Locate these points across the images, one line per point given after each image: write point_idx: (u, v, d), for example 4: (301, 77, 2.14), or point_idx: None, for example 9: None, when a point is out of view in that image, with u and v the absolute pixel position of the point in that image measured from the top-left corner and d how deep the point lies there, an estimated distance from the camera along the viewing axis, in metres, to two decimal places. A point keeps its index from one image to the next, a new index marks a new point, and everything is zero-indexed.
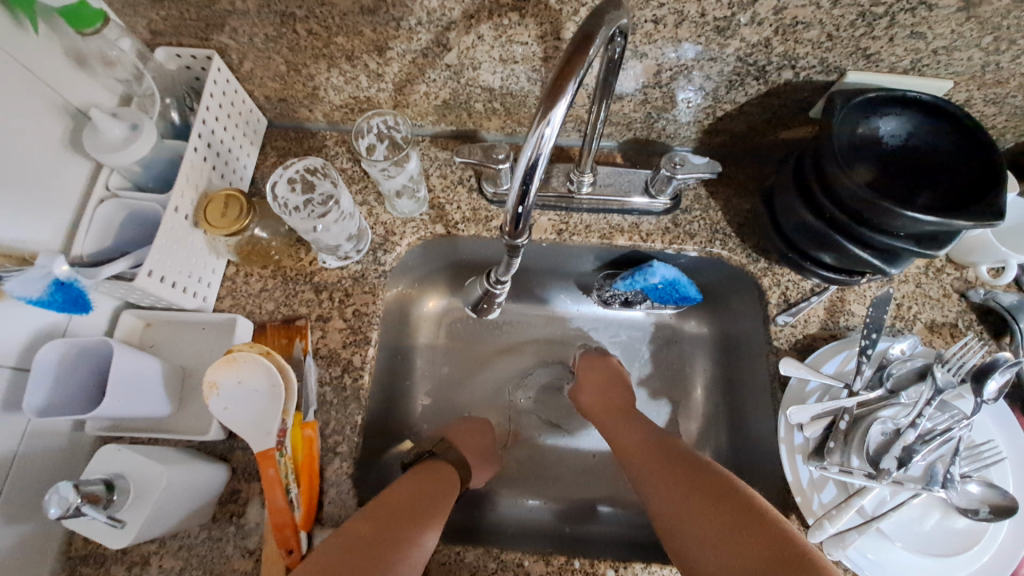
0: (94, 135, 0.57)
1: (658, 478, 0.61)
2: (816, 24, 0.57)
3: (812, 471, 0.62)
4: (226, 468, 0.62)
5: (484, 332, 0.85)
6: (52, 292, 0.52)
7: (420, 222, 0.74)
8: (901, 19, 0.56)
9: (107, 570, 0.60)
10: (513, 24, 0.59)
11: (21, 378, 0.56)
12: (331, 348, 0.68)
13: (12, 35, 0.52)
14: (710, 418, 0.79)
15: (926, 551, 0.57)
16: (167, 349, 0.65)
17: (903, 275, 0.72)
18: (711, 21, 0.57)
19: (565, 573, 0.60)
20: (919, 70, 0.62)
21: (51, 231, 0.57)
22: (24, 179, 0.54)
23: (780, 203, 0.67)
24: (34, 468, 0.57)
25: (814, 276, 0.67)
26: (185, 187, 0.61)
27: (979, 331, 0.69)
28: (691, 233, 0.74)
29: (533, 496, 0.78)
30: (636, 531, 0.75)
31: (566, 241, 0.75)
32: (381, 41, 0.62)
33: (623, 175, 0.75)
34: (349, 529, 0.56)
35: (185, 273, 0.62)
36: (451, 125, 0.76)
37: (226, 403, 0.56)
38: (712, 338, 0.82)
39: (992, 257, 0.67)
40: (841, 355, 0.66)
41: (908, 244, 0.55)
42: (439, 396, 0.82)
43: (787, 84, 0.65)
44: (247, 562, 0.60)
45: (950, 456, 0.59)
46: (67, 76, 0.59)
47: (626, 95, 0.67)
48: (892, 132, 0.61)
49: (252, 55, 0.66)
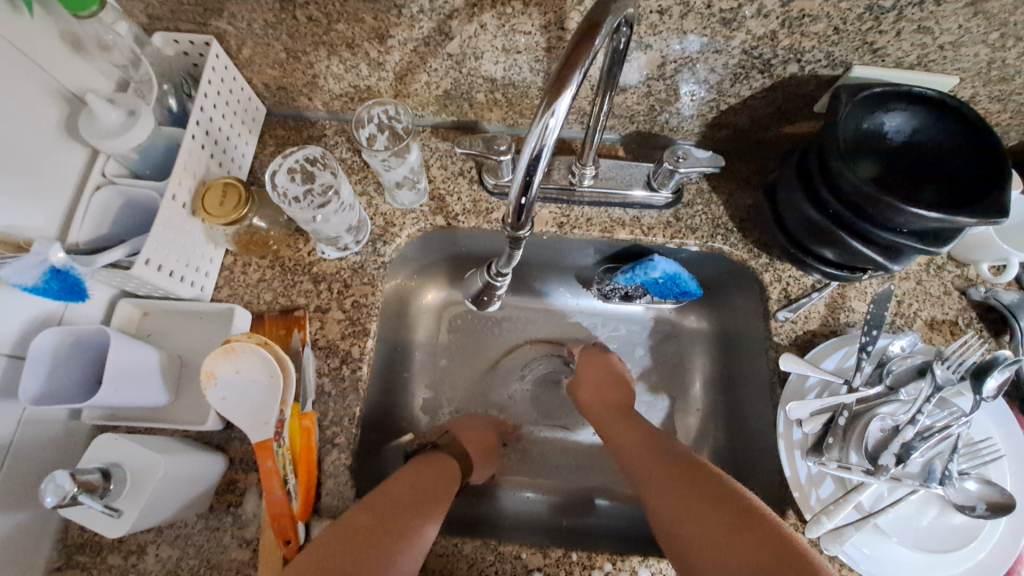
0: (91, 121, 0.56)
1: (657, 478, 0.61)
2: (823, 17, 0.56)
3: (811, 467, 0.62)
4: (224, 459, 0.62)
5: (484, 325, 0.85)
6: (47, 280, 0.51)
7: (421, 213, 0.74)
8: (908, 13, 0.55)
9: (103, 558, 0.59)
10: (516, 12, 0.58)
11: (16, 366, 0.55)
12: (329, 340, 0.67)
13: (8, 19, 0.52)
14: (709, 413, 0.79)
15: (922, 546, 0.58)
16: (165, 338, 0.65)
17: (905, 272, 0.72)
18: (717, 12, 0.56)
19: (562, 565, 0.60)
20: (925, 65, 0.61)
21: (46, 218, 0.57)
22: (18, 163, 0.53)
23: (783, 198, 0.66)
24: (30, 456, 0.56)
25: (815, 272, 0.67)
26: (183, 175, 0.60)
27: (979, 329, 0.69)
28: (692, 227, 0.74)
29: (531, 488, 0.78)
30: (632, 523, 0.75)
31: (567, 234, 0.74)
32: (382, 29, 0.61)
33: (625, 168, 0.74)
34: (350, 519, 0.55)
35: (183, 262, 0.62)
36: (452, 116, 0.76)
37: (224, 394, 0.56)
38: (712, 333, 0.82)
39: (993, 255, 0.67)
40: (841, 352, 0.66)
41: (910, 241, 0.55)
42: (437, 389, 0.82)
43: (792, 78, 0.65)
44: (245, 551, 0.60)
45: (948, 453, 0.59)
46: (61, 59, 0.58)
47: (629, 87, 0.67)
48: (897, 128, 0.60)
49: (252, 41, 0.65)
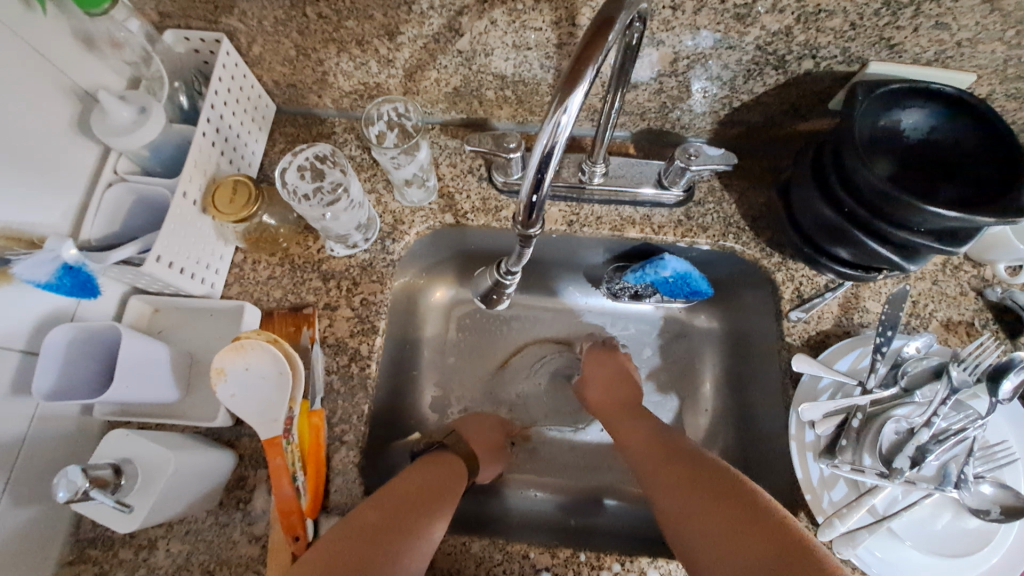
0: (102, 118, 0.56)
1: (663, 475, 0.60)
2: (839, 13, 0.55)
3: (823, 469, 0.61)
4: (233, 455, 0.62)
5: (492, 323, 0.85)
6: (60, 276, 0.51)
7: (430, 211, 0.73)
8: (926, 9, 0.54)
9: (115, 553, 0.60)
10: (527, 8, 0.57)
11: (30, 362, 0.56)
12: (338, 337, 0.67)
13: (22, 16, 0.52)
14: (719, 414, 0.79)
15: (936, 551, 0.57)
16: (176, 335, 0.65)
17: (920, 272, 0.70)
18: (731, 8, 0.55)
19: (570, 565, 0.60)
20: (943, 61, 0.60)
21: (59, 214, 0.57)
22: (31, 160, 0.54)
23: (797, 196, 0.65)
24: (43, 451, 0.57)
25: (829, 271, 0.66)
26: (193, 172, 0.60)
27: (995, 331, 0.68)
28: (704, 226, 0.73)
29: (539, 488, 0.78)
30: (640, 523, 0.75)
31: (577, 232, 0.74)
32: (392, 26, 0.61)
33: (635, 166, 0.73)
34: (358, 517, 0.55)
35: (193, 259, 0.62)
36: (461, 113, 0.75)
37: (234, 390, 0.56)
38: (723, 332, 0.81)
39: (1011, 255, 0.66)
40: (854, 353, 0.65)
41: (927, 241, 0.54)
42: (446, 387, 0.81)
43: (806, 75, 0.64)
44: (254, 548, 0.60)
45: (964, 457, 0.58)
46: (74, 56, 0.58)
47: (641, 84, 0.66)
48: (915, 125, 0.59)
49: (262, 38, 0.65)
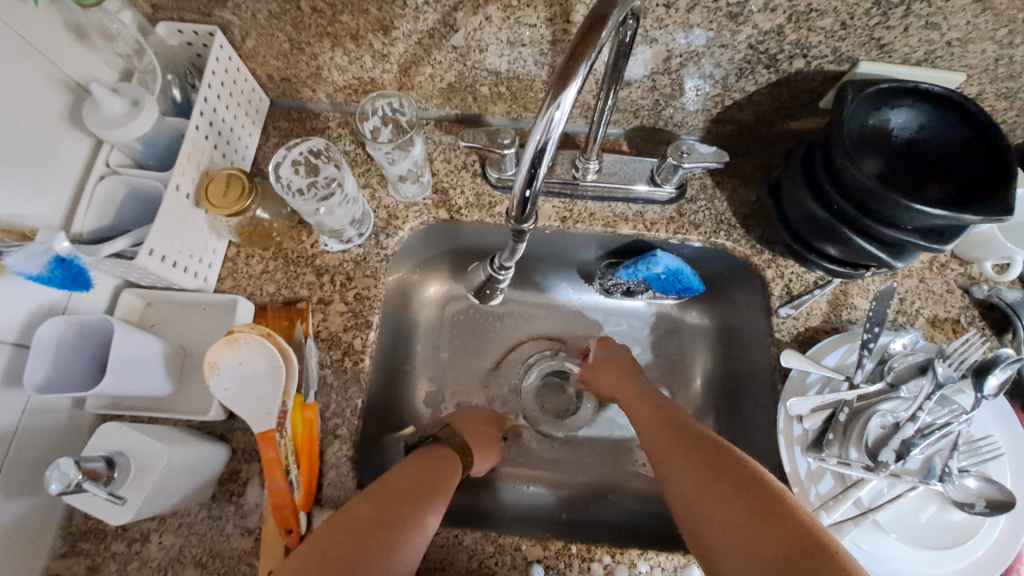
0: (95, 110, 0.56)
1: (677, 459, 0.61)
2: (830, 12, 0.56)
3: (811, 462, 0.62)
4: (226, 449, 0.63)
5: (485, 319, 0.85)
6: (51, 268, 0.51)
7: (424, 206, 0.74)
8: (915, 10, 0.55)
9: (107, 546, 0.60)
10: (522, 5, 0.58)
11: (22, 355, 0.56)
12: (332, 332, 0.67)
13: (13, 7, 0.52)
14: (709, 409, 0.80)
15: (921, 542, 0.58)
16: (169, 329, 0.65)
17: (908, 270, 0.72)
18: (723, 7, 0.56)
19: (562, 557, 0.60)
20: (932, 61, 0.61)
21: (51, 207, 0.57)
22: (23, 152, 0.54)
23: (788, 194, 0.66)
24: (34, 444, 0.57)
25: (818, 267, 0.67)
26: (186, 166, 0.60)
27: (981, 328, 0.69)
28: (696, 223, 0.74)
29: (532, 482, 0.79)
30: (632, 517, 0.75)
31: (570, 229, 0.74)
32: (387, 21, 0.61)
33: (629, 163, 0.74)
34: (349, 511, 0.56)
35: (186, 253, 0.62)
36: (456, 109, 0.76)
37: (227, 384, 0.56)
38: (713, 329, 0.82)
39: (996, 253, 0.67)
40: (842, 348, 0.66)
41: (914, 239, 0.55)
42: (439, 382, 0.82)
43: (798, 74, 0.64)
44: (247, 541, 0.60)
45: (948, 451, 0.59)
46: (65, 47, 0.58)
47: (635, 81, 0.66)
48: (903, 125, 0.60)
49: (255, 31, 0.65)
